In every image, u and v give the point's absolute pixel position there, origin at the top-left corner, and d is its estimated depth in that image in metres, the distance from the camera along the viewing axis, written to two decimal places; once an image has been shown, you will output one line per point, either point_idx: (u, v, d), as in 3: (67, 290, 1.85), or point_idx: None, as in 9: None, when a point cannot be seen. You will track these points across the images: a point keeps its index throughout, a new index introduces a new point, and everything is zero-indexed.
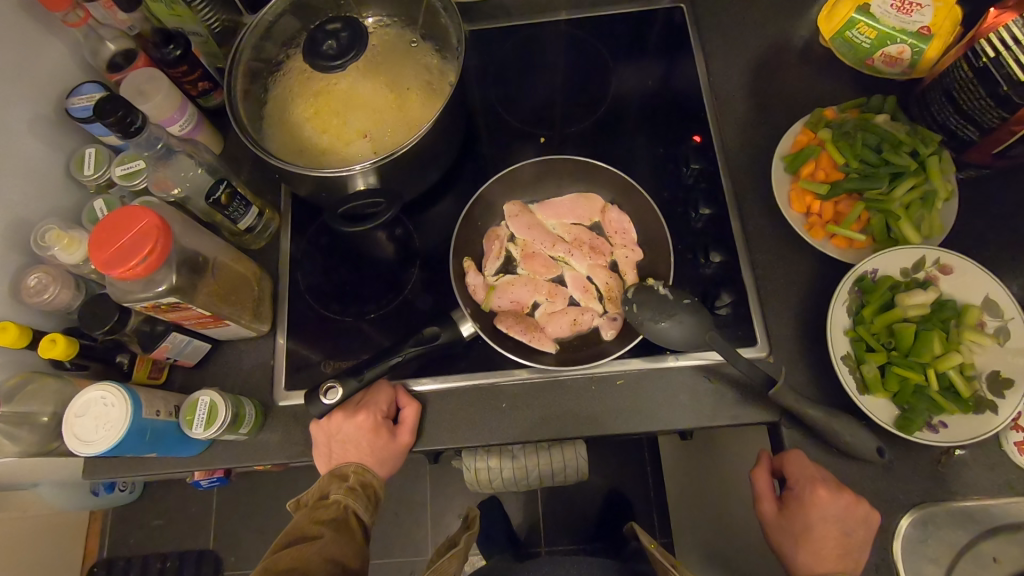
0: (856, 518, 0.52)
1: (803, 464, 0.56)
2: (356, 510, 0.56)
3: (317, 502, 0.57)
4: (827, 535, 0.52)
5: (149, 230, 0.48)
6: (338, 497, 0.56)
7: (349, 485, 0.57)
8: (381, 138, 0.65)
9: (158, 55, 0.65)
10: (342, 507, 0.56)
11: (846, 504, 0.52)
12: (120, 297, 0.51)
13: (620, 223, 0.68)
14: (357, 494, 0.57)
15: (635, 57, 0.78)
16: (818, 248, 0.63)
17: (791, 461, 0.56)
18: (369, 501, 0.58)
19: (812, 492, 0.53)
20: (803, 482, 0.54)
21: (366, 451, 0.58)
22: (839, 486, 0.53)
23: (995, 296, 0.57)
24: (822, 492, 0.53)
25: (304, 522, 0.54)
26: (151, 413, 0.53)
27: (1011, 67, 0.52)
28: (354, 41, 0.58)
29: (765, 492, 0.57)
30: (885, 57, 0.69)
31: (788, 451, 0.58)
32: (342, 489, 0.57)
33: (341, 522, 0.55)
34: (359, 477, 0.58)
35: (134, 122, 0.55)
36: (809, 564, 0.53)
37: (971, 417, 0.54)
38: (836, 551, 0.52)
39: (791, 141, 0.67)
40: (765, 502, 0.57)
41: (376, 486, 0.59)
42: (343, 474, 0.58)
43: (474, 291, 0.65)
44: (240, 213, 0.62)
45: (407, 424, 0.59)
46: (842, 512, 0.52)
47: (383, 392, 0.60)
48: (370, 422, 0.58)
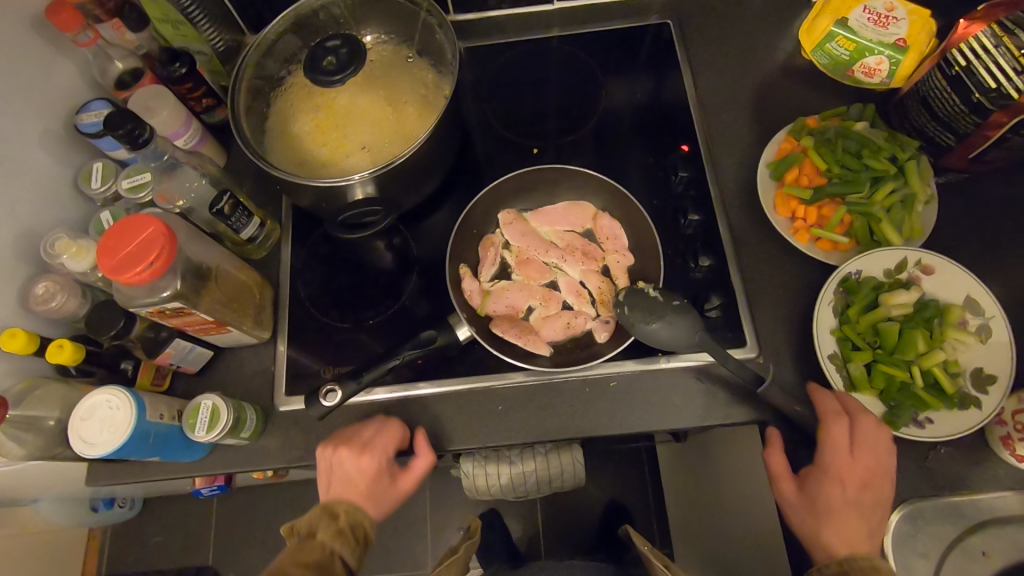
0: (877, 500, 0.52)
1: (841, 438, 0.54)
2: (341, 553, 0.53)
3: (300, 540, 0.53)
4: (852, 518, 0.51)
5: (155, 237, 0.50)
6: (323, 538, 0.53)
7: (339, 525, 0.55)
8: (378, 150, 0.67)
9: (164, 72, 0.67)
10: (326, 550, 0.52)
11: (867, 485, 0.52)
12: (126, 302, 0.53)
13: (611, 230, 0.70)
14: (344, 537, 0.54)
15: (625, 72, 0.81)
16: (804, 251, 0.65)
17: (830, 436, 0.54)
18: (355, 544, 0.55)
19: (840, 470, 0.52)
20: (833, 462, 0.53)
21: (372, 495, 0.58)
22: (867, 462, 0.52)
23: (975, 294, 0.59)
24: (851, 475, 0.52)
25: (285, 560, 0.50)
26: (155, 417, 0.54)
27: (981, 75, 0.55)
28: (352, 56, 0.60)
29: (784, 469, 0.56)
30: (862, 69, 0.72)
31: (822, 417, 0.55)
32: (329, 531, 0.54)
33: (323, 565, 0.51)
34: (350, 517, 0.56)
35: (142, 135, 0.57)
36: (832, 547, 0.51)
37: (956, 412, 0.56)
38: (860, 531, 0.51)
39: (776, 149, 0.69)
40: (784, 481, 0.55)
41: (366, 525, 0.57)
42: (334, 512, 0.56)
43: (470, 297, 0.67)
44: (243, 223, 0.64)
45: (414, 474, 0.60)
46: (863, 493, 0.52)
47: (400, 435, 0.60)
48: (385, 468, 0.58)
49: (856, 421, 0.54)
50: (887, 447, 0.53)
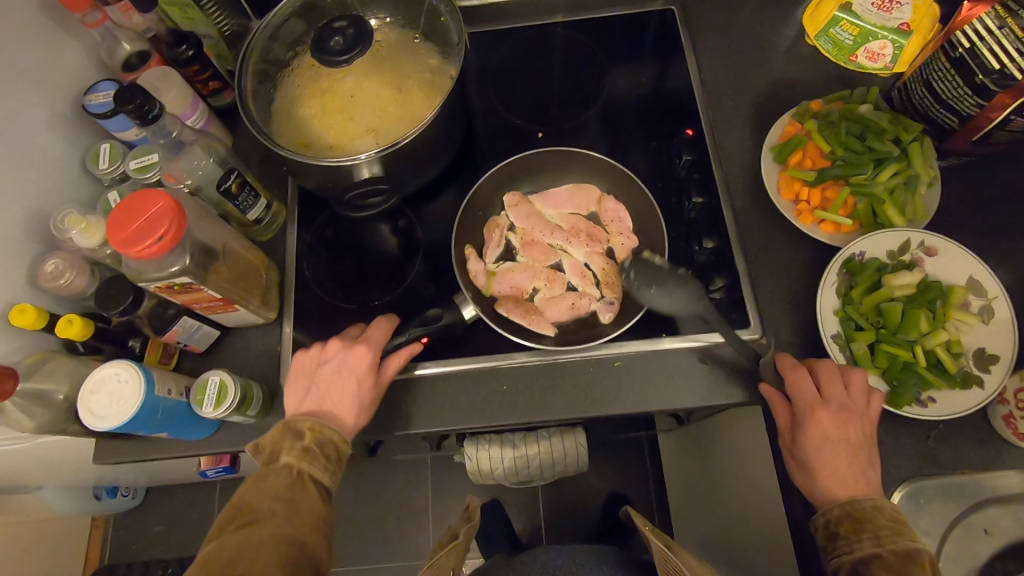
0: (859, 435, 0.53)
1: (804, 380, 0.55)
2: (312, 474, 0.49)
3: (263, 468, 0.48)
4: (837, 456, 0.52)
5: (164, 212, 0.50)
6: (289, 461, 0.48)
7: (303, 446, 0.50)
8: (384, 132, 0.68)
9: (171, 54, 0.67)
10: (293, 471, 0.48)
11: (845, 420, 0.53)
12: (134, 277, 0.54)
13: (616, 212, 0.71)
14: (312, 456, 0.49)
15: (629, 58, 0.81)
16: (807, 234, 0.65)
17: (792, 379, 0.56)
18: (327, 464, 0.50)
19: (813, 412, 0.53)
20: (807, 406, 0.54)
21: (335, 393, 0.54)
22: (840, 401, 0.54)
23: (977, 275, 0.59)
24: (822, 412, 0.53)
25: (247, 493, 0.47)
26: (163, 391, 0.55)
27: (985, 56, 0.56)
28: (359, 37, 0.61)
29: (782, 425, 0.56)
30: (867, 53, 0.73)
31: (791, 365, 0.57)
32: (294, 452, 0.49)
33: (292, 490, 0.47)
34: (316, 436, 0.51)
35: (151, 110, 0.57)
36: (827, 491, 0.51)
37: (958, 391, 0.57)
38: (852, 469, 0.51)
39: (779, 132, 0.70)
40: (781, 435, 0.56)
41: (337, 445, 0.52)
42: (298, 431, 0.51)
43: (475, 277, 0.68)
44: (249, 203, 0.64)
45: (389, 371, 0.58)
46: (844, 430, 0.52)
47: (382, 327, 0.60)
48: (349, 355, 0.56)
49: (817, 368, 0.56)
50: (857, 384, 0.55)
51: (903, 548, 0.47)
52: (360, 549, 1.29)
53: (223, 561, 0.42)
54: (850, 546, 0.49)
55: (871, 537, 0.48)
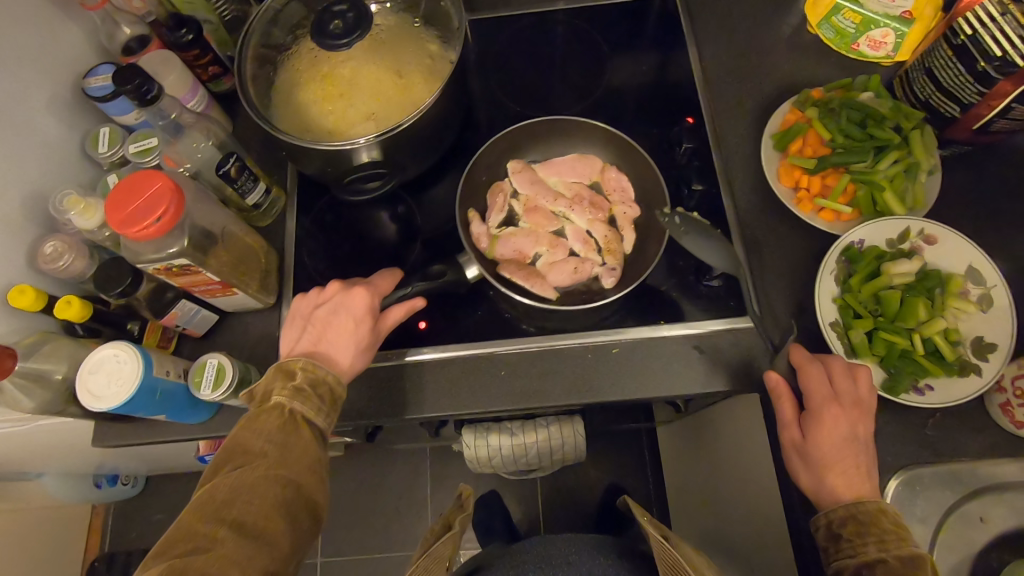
0: (866, 433, 0.53)
1: (820, 379, 0.54)
2: (305, 415, 0.48)
3: (256, 406, 0.48)
4: (848, 456, 0.51)
5: (163, 192, 0.50)
6: (280, 400, 0.48)
7: (294, 386, 0.49)
8: (383, 117, 0.67)
9: (171, 37, 0.67)
10: (284, 411, 0.48)
11: (856, 417, 0.53)
12: (132, 258, 0.54)
13: (618, 182, 0.71)
14: (304, 396, 0.49)
15: (630, 46, 0.81)
16: (807, 221, 0.65)
17: (809, 377, 0.55)
18: (321, 403, 0.50)
19: (828, 408, 0.53)
20: (821, 402, 0.53)
21: (332, 334, 0.54)
22: (851, 396, 0.54)
23: (977, 264, 0.59)
24: (838, 411, 0.52)
25: (240, 433, 0.46)
26: (161, 372, 0.55)
27: (987, 43, 0.55)
28: (359, 20, 0.61)
29: (790, 419, 0.55)
30: (869, 41, 0.72)
31: (801, 359, 0.56)
32: (285, 391, 0.49)
33: (285, 431, 0.47)
34: (308, 375, 0.50)
35: (149, 91, 0.57)
36: (836, 490, 0.51)
37: (955, 380, 0.57)
38: (861, 471, 0.51)
39: (780, 120, 0.70)
40: (789, 431, 0.55)
41: (331, 385, 0.51)
42: (289, 370, 0.50)
43: (478, 240, 0.68)
44: (249, 188, 0.64)
45: (389, 319, 0.57)
46: (855, 428, 0.52)
47: (386, 279, 0.60)
48: (346, 297, 0.55)
49: (830, 364, 0.56)
50: (865, 379, 0.54)
51: (908, 554, 0.47)
52: (359, 539, 1.30)
53: (218, 503, 0.42)
54: (853, 548, 0.49)
55: (875, 541, 0.48)
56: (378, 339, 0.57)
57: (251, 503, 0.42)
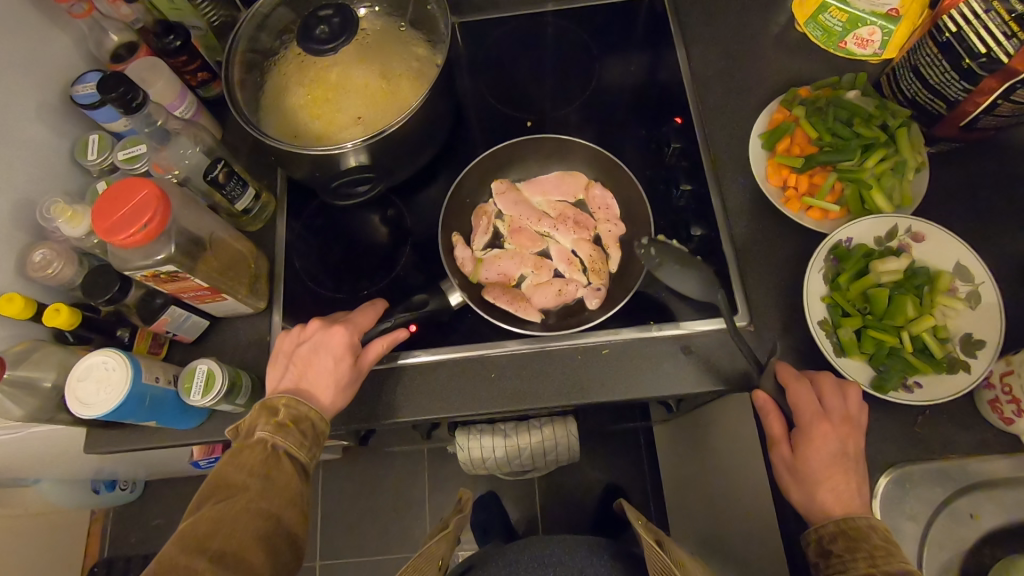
0: (857, 449, 0.53)
1: (809, 395, 0.55)
2: (288, 449, 0.50)
3: (240, 440, 0.49)
4: (837, 471, 0.52)
5: (149, 200, 0.50)
6: (262, 435, 0.49)
7: (278, 421, 0.50)
8: (371, 122, 0.68)
9: (159, 44, 0.67)
10: (267, 446, 0.49)
11: (847, 433, 0.53)
12: (120, 266, 0.54)
13: (603, 200, 0.71)
14: (287, 432, 0.50)
15: (619, 47, 0.81)
16: (794, 220, 0.65)
17: (797, 394, 0.55)
18: (302, 438, 0.51)
19: (816, 425, 0.53)
20: (810, 419, 0.54)
21: (313, 372, 0.54)
22: (841, 413, 0.54)
23: (965, 261, 0.59)
24: (826, 427, 0.53)
25: (224, 467, 0.47)
26: (151, 379, 0.55)
27: (971, 40, 0.56)
28: (344, 25, 0.61)
29: (779, 435, 0.56)
30: (856, 40, 0.72)
31: (790, 375, 0.57)
32: (268, 426, 0.50)
33: (267, 465, 0.48)
34: (291, 411, 0.51)
35: (135, 99, 0.58)
36: (826, 505, 0.51)
37: (944, 377, 0.57)
38: (850, 485, 0.52)
39: (768, 119, 0.70)
40: (778, 446, 0.56)
41: (313, 422, 0.52)
42: (272, 407, 0.51)
43: (462, 264, 0.68)
44: (238, 193, 0.64)
45: (370, 355, 0.57)
46: (845, 444, 0.52)
47: (370, 313, 0.60)
48: (326, 335, 0.55)
49: (820, 381, 0.56)
50: (854, 396, 0.54)
51: (897, 569, 0.47)
52: (357, 542, 1.30)
53: (202, 533, 0.43)
54: (844, 563, 0.49)
55: (863, 554, 0.48)
56: (359, 375, 0.57)
57: (232, 534, 0.43)
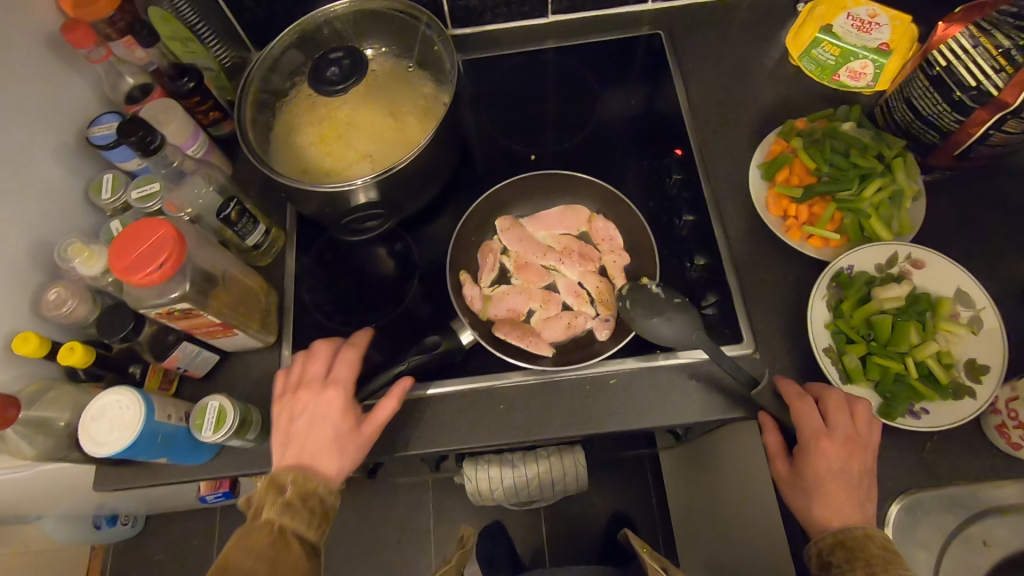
0: (862, 467, 0.53)
1: (810, 413, 0.55)
2: (295, 527, 0.50)
3: (247, 523, 0.49)
4: (838, 487, 0.52)
5: (166, 240, 0.51)
6: (271, 517, 0.49)
7: (284, 500, 0.50)
8: (379, 158, 0.69)
9: (174, 86, 0.70)
10: (274, 527, 0.49)
11: (849, 452, 0.53)
12: (135, 304, 0.55)
13: (606, 232, 0.72)
14: (295, 510, 0.50)
15: (619, 81, 0.83)
16: (796, 248, 0.67)
17: (798, 411, 0.56)
18: (311, 517, 0.51)
19: (817, 443, 0.53)
20: (810, 435, 0.54)
21: (312, 443, 0.54)
22: (845, 431, 0.53)
23: (965, 287, 0.60)
24: (826, 445, 0.53)
25: (231, 552, 0.47)
26: (163, 416, 0.55)
27: (962, 74, 0.58)
28: (353, 67, 0.63)
29: (778, 450, 0.57)
30: (849, 72, 0.75)
31: (794, 392, 0.57)
32: (275, 509, 0.50)
33: (274, 548, 0.48)
34: (298, 489, 0.51)
35: (153, 142, 0.59)
36: (825, 516, 0.52)
37: (951, 403, 0.57)
38: (851, 501, 0.52)
39: (766, 150, 0.72)
40: (778, 461, 0.57)
41: (321, 496, 0.52)
42: (277, 488, 0.51)
43: (471, 302, 0.68)
44: (249, 229, 0.66)
45: (376, 417, 0.57)
46: (846, 462, 0.52)
47: (348, 366, 0.59)
48: (319, 404, 0.56)
49: (825, 398, 0.56)
50: (864, 414, 0.54)
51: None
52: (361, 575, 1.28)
53: None
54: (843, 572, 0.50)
55: (863, 566, 0.49)
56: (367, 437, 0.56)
57: None
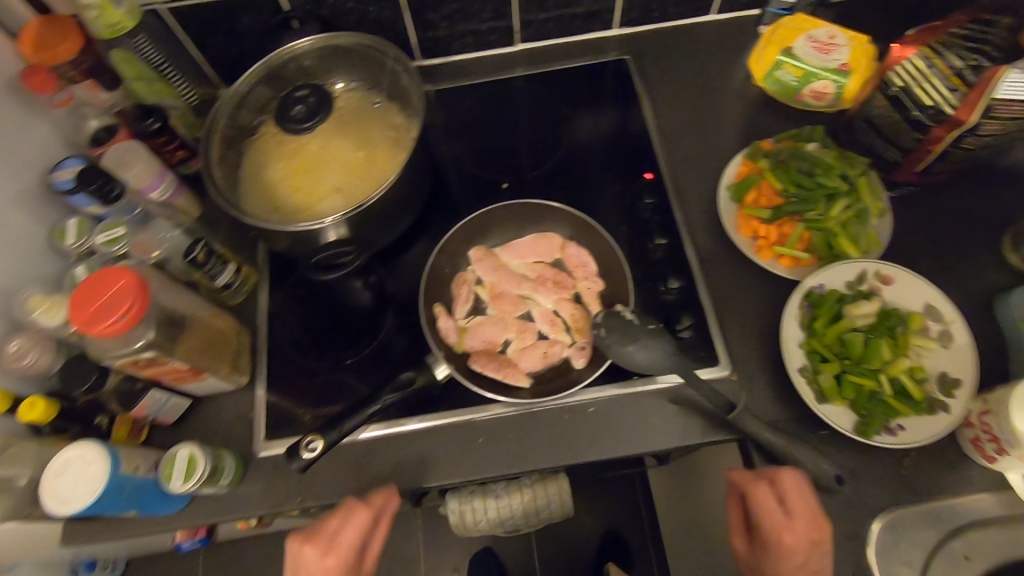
0: (823, 556, 0.52)
1: (768, 502, 0.54)
2: None
3: None
4: None
5: (127, 290, 0.50)
6: None
7: None
8: (348, 192, 0.68)
9: (138, 127, 0.68)
10: None
11: (811, 545, 0.51)
12: (99, 355, 0.54)
13: (579, 258, 0.72)
14: None
15: (588, 106, 0.84)
16: (767, 269, 0.67)
17: (756, 498, 0.55)
18: None
19: (777, 536, 0.53)
20: (771, 525, 0.53)
21: None
22: (804, 520, 0.52)
23: (933, 302, 0.61)
24: (788, 540, 0.52)
25: None
26: (130, 469, 0.54)
27: (917, 94, 0.59)
28: (319, 103, 0.67)
29: (739, 525, 0.59)
30: (812, 92, 0.75)
31: (760, 476, 0.56)
32: None
33: None
34: None
35: (112, 190, 0.61)
36: None
37: (925, 419, 0.57)
38: None
39: (734, 171, 0.72)
40: (738, 536, 0.60)
41: None
42: None
43: (445, 334, 0.67)
44: (218, 271, 0.65)
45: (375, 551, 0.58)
46: (806, 556, 0.51)
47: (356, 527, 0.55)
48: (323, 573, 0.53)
49: (780, 483, 0.55)
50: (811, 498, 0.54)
51: None
52: None
53: None
54: None
55: None
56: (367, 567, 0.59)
57: None
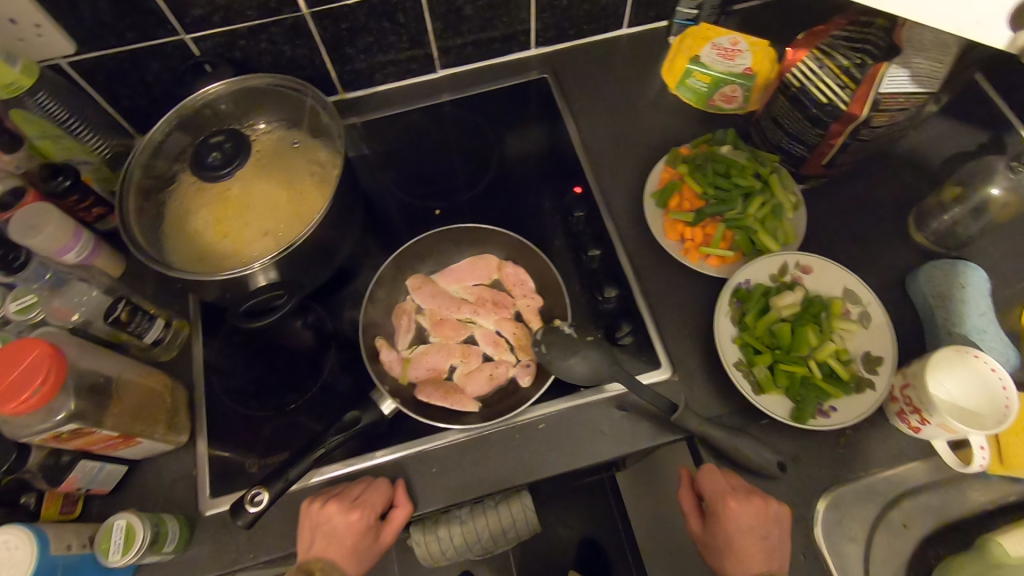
0: (770, 522, 0.55)
1: (712, 476, 0.58)
2: None
3: None
4: (748, 544, 0.54)
5: (40, 361, 0.48)
6: None
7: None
8: (276, 235, 0.67)
9: (47, 187, 0.66)
10: None
11: (754, 509, 0.55)
12: (15, 435, 0.50)
13: (516, 276, 0.73)
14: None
15: (514, 126, 0.85)
16: (697, 269, 0.70)
17: (701, 476, 0.59)
18: None
19: (722, 503, 0.56)
20: (716, 495, 0.57)
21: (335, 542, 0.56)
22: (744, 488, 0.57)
23: (851, 287, 0.65)
24: (732, 504, 0.55)
25: None
26: (61, 548, 0.51)
27: (813, 93, 0.63)
28: (236, 149, 0.66)
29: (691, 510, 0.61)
30: (722, 96, 0.80)
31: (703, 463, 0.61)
32: None
33: None
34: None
35: (17, 258, 0.58)
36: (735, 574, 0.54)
37: (853, 398, 0.60)
38: (760, 554, 0.54)
39: (657, 178, 0.75)
40: (692, 520, 0.61)
41: None
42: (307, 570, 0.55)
43: (390, 367, 0.67)
44: (145, 327, 0.63)
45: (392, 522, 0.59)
46: (753, 518, 0.55)
47: (377, 491, 0.59)
48: (343, 518, 0.56)
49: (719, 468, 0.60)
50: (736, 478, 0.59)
51: None
52: None
53: None
54: None
55: None
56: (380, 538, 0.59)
57: None
